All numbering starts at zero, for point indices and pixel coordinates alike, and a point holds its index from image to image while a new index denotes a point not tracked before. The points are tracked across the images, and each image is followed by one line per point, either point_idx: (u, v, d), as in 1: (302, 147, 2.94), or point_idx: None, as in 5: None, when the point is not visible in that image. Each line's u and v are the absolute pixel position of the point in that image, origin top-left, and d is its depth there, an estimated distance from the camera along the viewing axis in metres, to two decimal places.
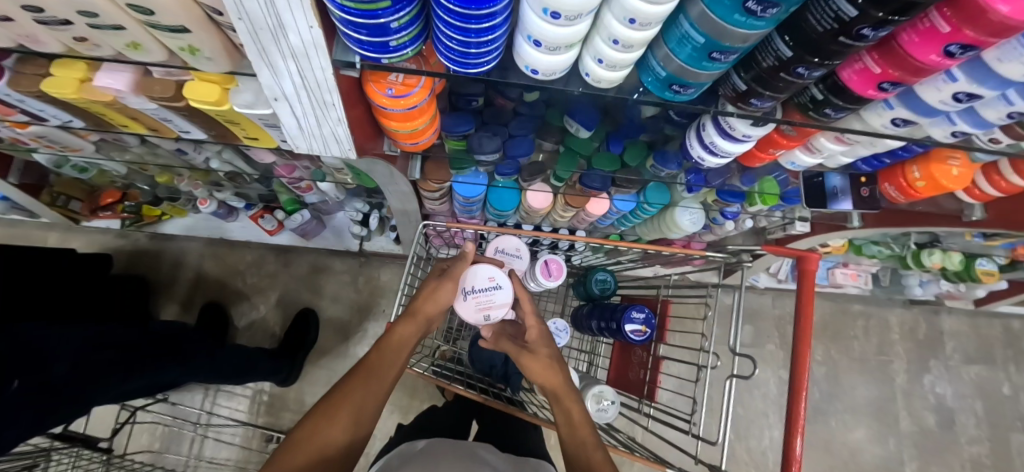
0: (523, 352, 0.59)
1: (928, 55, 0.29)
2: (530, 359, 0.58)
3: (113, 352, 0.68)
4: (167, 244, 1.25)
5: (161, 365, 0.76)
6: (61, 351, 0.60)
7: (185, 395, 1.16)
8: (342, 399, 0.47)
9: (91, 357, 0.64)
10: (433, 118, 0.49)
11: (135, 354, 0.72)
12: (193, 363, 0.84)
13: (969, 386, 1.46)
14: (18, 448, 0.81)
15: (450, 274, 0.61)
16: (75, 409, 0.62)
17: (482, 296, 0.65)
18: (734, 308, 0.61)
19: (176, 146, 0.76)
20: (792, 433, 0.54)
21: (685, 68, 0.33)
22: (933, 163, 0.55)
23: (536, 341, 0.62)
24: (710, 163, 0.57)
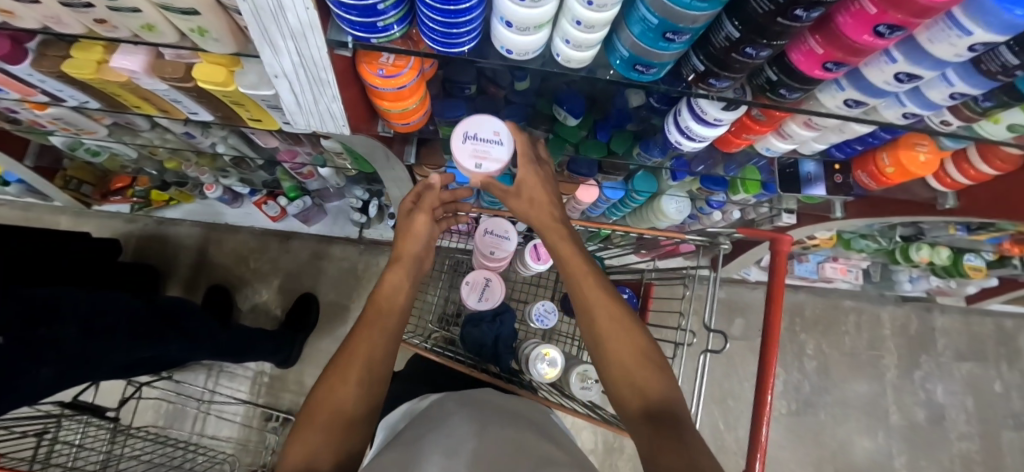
0: (509, 195, 0.64)
1: (861, 36, 0.32)
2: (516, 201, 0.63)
3: (118, 320, 0.71)
4: (175, 229, 1.30)
5: (163, 337, 0.79)
6: (71, 312, 0.64)
7: (190, 374, 1.21)
8: (351, 352, 0.49)
9: (97, 322, 0.67)
10: (422, 99, 0.53)
11: (140, 324, 0.75)
12: (196, 340, 0.87)
13: (959, 383, 1.47)
14: (31, 415, 0.85)
15: (421, 206, 0.67)
16: (76, 370, 0.65)
17: (480, 145, 0.60)
18: (709, 289, 0.63)
19: (185, 130, 0.80)
20: (759, 421, 0.57)
21: (645, 49, 0.36)
22: (902, 149, 0.58)
23: (527, 183, 0.64)
24: (688, 148, 0.60)
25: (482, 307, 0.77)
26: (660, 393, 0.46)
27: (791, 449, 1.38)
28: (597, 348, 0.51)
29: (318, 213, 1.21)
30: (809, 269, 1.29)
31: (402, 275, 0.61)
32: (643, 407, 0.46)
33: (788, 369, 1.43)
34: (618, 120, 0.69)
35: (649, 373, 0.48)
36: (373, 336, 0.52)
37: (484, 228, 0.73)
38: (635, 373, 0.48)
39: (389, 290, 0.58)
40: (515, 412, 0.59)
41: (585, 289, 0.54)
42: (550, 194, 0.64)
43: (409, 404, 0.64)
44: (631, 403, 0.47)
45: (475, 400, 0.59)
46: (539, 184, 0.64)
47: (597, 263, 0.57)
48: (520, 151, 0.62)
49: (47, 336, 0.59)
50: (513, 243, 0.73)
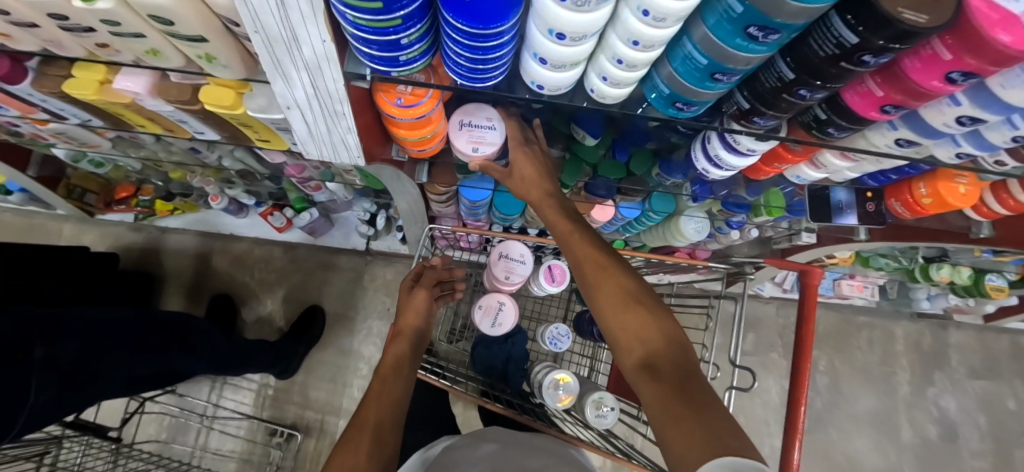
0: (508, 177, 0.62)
1: (929, 81, 0.29)
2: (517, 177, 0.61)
3: (121, 334, 0.68)
4: (178, 238, 1.28)
5: (167, 350, 0.77)
6: (71, 331, 0.61)
7: (193, 387, 1.19)
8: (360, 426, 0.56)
9: (97, 337, 0.64)
10: (440, 126, 0.50)
11: (143, 337, 0.72)
12: (198, 351, 0.84)
13: (973, 400, 1.44)
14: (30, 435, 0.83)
15: (422, 282, 0.73)
16: (83, 391, 0.63)
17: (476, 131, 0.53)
18: (736, 320, 0.62)
19: (190, 145, 0.78)
20: (792, 437, 0.54)
21: (688, 87, 0.34)
22: (939, 180, 0.55)
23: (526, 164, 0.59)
24: (715, 176, 0.58)
25: (495, 332, 0.74)
26: (663, 341, 0.44)
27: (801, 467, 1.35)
28: (591, 300, 0.50)
29: (324, 225, 1.19)
30: (825, 285, 1.26)
31: (404, 346, 0.68)
32: (644, 355, 0.44)
33: None
34: (636, 139, 0.66)
35: (641, 316, 0.46)
36: (379, 408, 0.58)
37: (500, 253, 0.72)
38: (627, 317, 0.47)
39: (393, 361, 0.65)
40: (529, 447, 0.58)
41: (575, 250, 0.54)
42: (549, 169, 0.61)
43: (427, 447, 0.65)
44: (631, 353, 0.45)
45: (484, 441, 0.59)
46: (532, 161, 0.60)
47: (587, 225, 0.57)
48: (537, 178, 0.60)
49: (47, 356, 0.56)
50: (529, 267, 0.71)
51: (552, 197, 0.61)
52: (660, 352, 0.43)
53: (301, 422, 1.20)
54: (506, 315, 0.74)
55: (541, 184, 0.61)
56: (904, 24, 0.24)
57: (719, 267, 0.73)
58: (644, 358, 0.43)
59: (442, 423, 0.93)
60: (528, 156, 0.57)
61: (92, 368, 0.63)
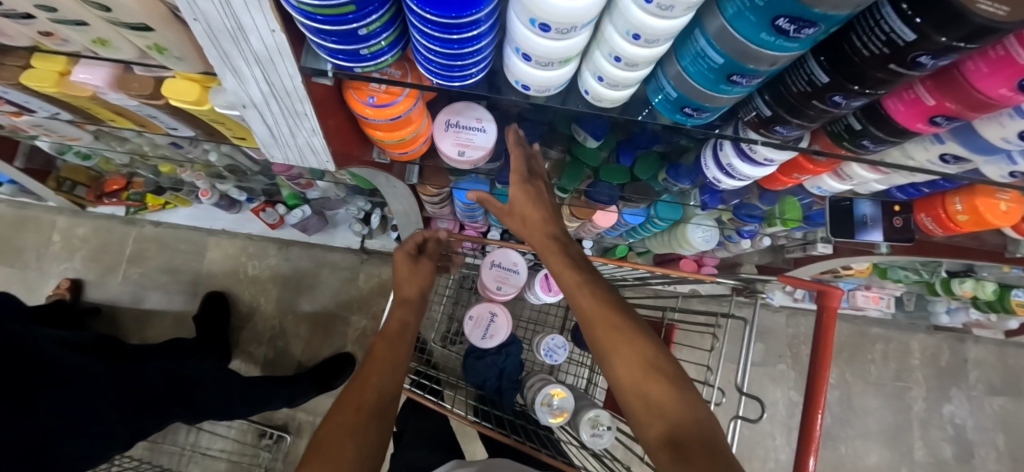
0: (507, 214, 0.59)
1: (995, 89, 0.24)
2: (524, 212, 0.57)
3: (104, 387, 0.66)
4: (169, 232, 1.24)
5: (168, 411, 0.76)
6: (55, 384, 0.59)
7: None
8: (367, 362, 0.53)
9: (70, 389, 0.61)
10: (422, 127, 0.45)
11: (139, 387, 0.71)
12: (199, 409, 0.82)
13: (991, 419, 1.37)
14: None
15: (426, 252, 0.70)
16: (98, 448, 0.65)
17: (461, 133, 0.49)
18: (747, 340, 0.57)
19: (172, 140, 0.75)
20: (806, 450, 0.49)
21: (698, 91, 0.29)
22: (978, 196, 0.49)
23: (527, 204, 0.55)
24: (726, 186, 0.53)
25: (486, 345, 0.70)
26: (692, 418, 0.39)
27: None
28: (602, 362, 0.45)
29: (318, 222, 1.15)
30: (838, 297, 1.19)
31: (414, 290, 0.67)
32: (666, 431, 0.39)
33: None
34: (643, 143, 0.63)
35: (664, 386, 0.42)
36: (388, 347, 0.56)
37: (492, 260, 0.67)
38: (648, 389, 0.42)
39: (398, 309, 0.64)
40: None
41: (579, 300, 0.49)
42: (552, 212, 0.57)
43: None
44: (651, 427, 0.40)
45: None
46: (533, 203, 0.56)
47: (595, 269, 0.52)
48: (539, 219, 0.56)
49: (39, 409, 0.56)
50: (523, 277, 0.66)
51: (553, 239, 0.56)
52: (686, 429, 0.38)
53: (292, 423, 1.19)
54: (497, 323, 0.70)
55: (543, 225, 0.57)
56: (980, 19, 0.18)
57: (728, 282, 0.68)
58: (668, 435, 0.38)
59: (432, 434, 0.90)
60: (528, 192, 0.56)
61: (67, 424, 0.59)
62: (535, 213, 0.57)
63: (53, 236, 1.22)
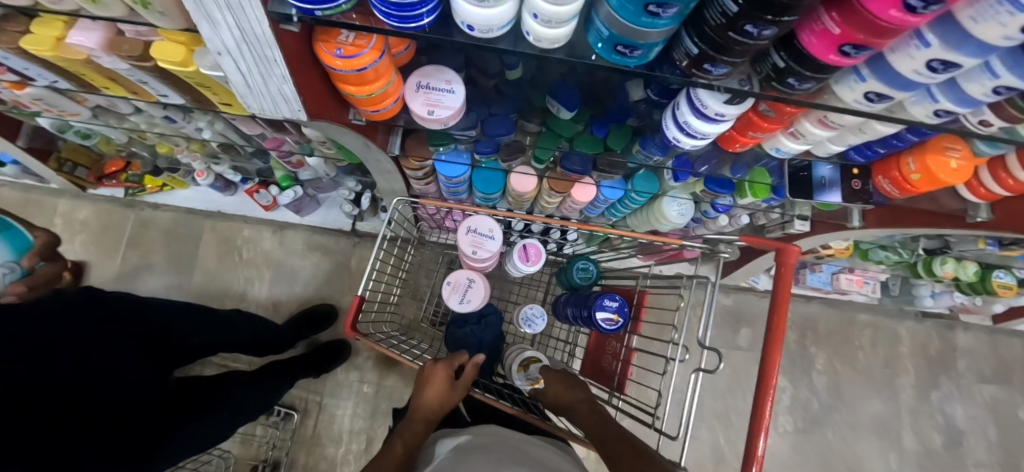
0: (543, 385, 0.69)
1: (885, 12, 0.26)
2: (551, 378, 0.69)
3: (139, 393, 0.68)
4: (166, 214, 1.27)
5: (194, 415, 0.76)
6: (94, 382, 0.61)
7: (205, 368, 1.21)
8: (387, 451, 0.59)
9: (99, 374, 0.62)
10: (392, 82, 0.49)
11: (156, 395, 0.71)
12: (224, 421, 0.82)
13: (982, 408, 1.34)
14: None
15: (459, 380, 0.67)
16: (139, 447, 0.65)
17: (431, 93, 0.52)
18: (708, 300, 0.59)
19: (165, 114, 0.78)
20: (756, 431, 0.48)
21: (627, 27, 0.31)
22: (929, 154, 0.51)
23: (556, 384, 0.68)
24: (688, 146, 0.55)
25: (463, 309, 0.72)
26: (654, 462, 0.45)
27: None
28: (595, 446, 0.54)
29: (310, 204, 1.18)
30: (822, 279, 1.18)
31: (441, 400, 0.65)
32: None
33: (796, 383, 1.30)
34: (617, 116, 0.66)
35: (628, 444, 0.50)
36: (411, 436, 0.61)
37: (467, 226, 0.69)
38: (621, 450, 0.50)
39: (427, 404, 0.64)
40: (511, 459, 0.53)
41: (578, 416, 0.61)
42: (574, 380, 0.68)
43: (434, 442, 0.66)
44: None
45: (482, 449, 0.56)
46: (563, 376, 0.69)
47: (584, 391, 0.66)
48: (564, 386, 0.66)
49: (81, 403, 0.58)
50: (498, 242, 0.68)
51: (583, 402, 0.63)
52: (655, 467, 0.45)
53: (300, 402, 1.22)
54: (473, 288, 0.72)
55: (577, 396, 0.64)
56: None
57: (691, 245, 0.69)
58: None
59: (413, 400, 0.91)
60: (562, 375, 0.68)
61: (91, 417, 0.59)
62: (567, 390, 0.65)
63: (53, 219, 1.25)
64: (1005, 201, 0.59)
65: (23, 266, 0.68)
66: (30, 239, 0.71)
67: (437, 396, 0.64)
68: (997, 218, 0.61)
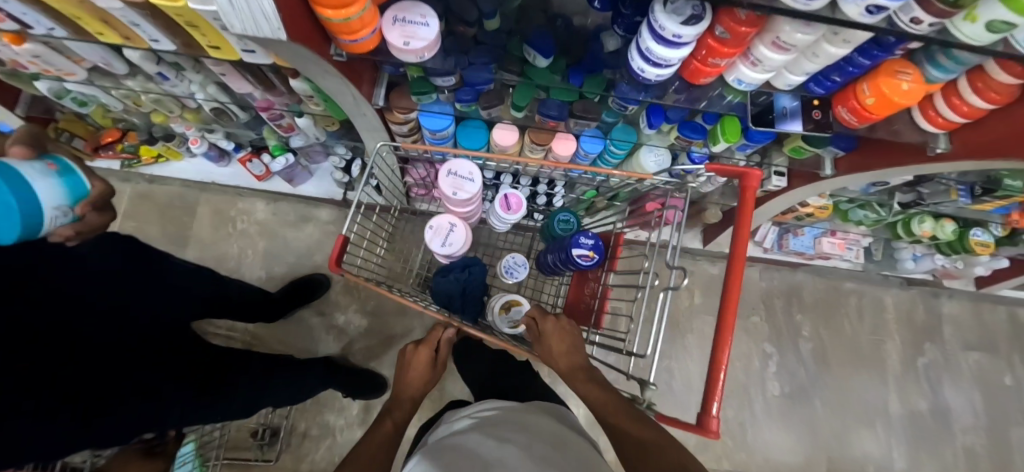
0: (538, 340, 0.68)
1: None
2: (548, 325, 0.67)
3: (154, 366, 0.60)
4: (161, 188, 1.30)
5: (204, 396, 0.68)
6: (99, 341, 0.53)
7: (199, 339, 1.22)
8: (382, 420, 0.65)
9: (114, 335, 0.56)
10: (366, 8, 0.50)
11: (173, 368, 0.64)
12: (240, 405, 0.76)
13: (967, 374, 1.35)
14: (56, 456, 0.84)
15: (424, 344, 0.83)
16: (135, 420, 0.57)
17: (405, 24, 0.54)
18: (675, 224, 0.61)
19: (158, 71, 0.81)
20: (719, 344, 0.52)
21: None
22: (882, 77, 0.53)
23: (554, 343, 0.65)
24: (651, 76, 0.58)
25: (445, 252, 0.75)
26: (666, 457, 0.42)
27: (785, 439, 1.26)
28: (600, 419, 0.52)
29: (302, 173, 1.21)
30: (804, 243, 1.20)
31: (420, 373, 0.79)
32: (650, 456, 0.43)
33: (784, 350, 1.31)
34: (592, 66, 0.67)
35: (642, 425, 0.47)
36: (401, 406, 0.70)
37: (447, 168, 0.72)
38: (628, 428, 0.48)
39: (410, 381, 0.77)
40: (498, 437, 0.52)
41: (577, 384, 0.59)
42: (573, 347, 0.65)
43: (448, 423, 0.70)
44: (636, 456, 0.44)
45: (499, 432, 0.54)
46: (565, 336, 0.66)
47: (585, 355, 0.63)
48: (565, 348, 0.64)
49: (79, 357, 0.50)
50: (477, 184, 0.71)
51: (582, 370, 0.61)
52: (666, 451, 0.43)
53: None
54: (454, 232, 0.75)
55: (571, 351, 0.64)
56: None
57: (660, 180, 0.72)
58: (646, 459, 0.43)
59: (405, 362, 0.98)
60: (556, 323, 0.67)
61: (103, 382, 0.52)
62: (560, 340, 0.66)
63: None
64: (963, 130, 0.62)
65: (77, 212, 0.43)
66: (89, 187, 0.45)
67: (422, 373, 0.79)
68: (956, 149, 0.63)
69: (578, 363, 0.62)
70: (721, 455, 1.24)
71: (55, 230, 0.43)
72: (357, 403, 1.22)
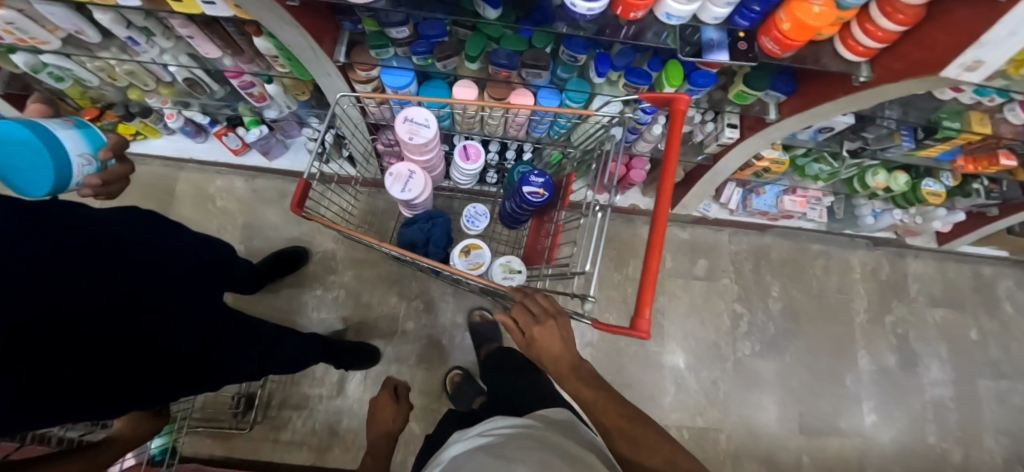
0: (525, 334, 0.55)
1: None
2: (539, 329, 0.54)
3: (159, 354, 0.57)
4: (141, 167, 1.32)
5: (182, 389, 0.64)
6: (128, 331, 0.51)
7: None
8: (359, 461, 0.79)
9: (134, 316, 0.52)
10: None
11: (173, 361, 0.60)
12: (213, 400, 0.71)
13: (933, 329, 1.39)
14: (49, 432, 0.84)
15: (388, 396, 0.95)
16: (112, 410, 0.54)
17: None
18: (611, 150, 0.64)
19: (129, 35, 0.84)
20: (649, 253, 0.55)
21: None
22: (795, 3, 0.57)
23: (543, 336, 0.54)
24: (584, 11, 0.61)
25: (405, 197, 0.79)
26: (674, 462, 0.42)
27: (757, 395, 1.30)
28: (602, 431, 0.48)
29: (278, 147, 1.25)
30: (767, 202, 1.21)
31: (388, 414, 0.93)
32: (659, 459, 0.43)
33: (753, 309, 1.34)
34: (540, 19, 0.70)
35: (647, 430, 0.45)
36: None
37: (404, 116, 0.75)
38: (636, 430, 0.46)
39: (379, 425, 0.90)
40: (500, 458, 0.40)
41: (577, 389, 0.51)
42: (566, 347, 0.54)
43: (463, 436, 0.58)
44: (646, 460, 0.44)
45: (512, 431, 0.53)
46: (554, 339, 0.54)
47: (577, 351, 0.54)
48: (558, 347, 0.53)
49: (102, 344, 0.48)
50: (433, 130, 0.74)
51: (575, 368, 0.52)
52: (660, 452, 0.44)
53: None
54: (413, 179, 0.78)
55: (565, 353, 0.53)
56: None
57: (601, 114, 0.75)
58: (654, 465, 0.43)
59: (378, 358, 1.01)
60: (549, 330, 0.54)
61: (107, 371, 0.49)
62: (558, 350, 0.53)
63: None
64: (882, 60, 0.66)
65: (100, 161, 0.54)
66: (104, 138, 0.56)
67: (390, 413, 0.93)
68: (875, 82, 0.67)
69: (571, 359, 0.53)
70: (695, 413, 1.27)
71: (85, 178, 0.54)
72: (336, 371, 1.24)
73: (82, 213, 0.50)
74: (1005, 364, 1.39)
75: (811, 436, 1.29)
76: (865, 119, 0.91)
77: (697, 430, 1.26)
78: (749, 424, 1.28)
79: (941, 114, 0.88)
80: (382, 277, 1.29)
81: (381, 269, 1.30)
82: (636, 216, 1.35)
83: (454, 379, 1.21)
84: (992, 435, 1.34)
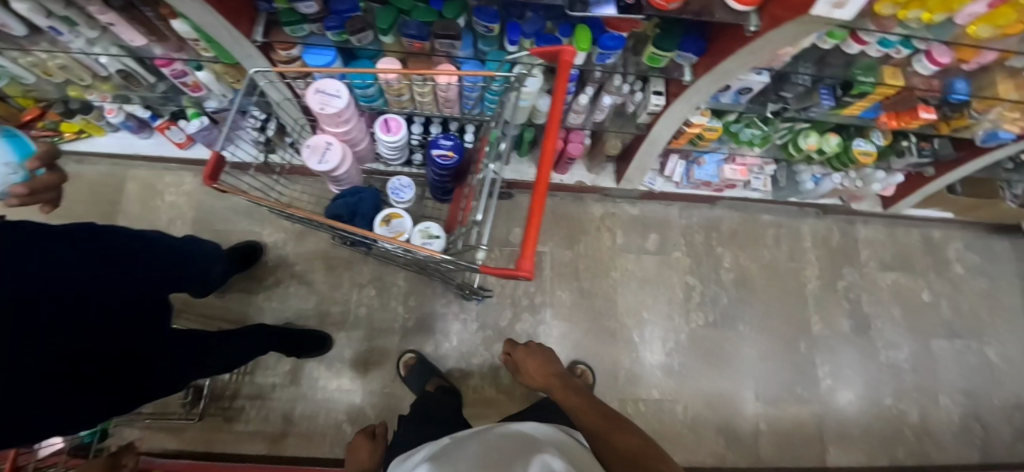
0: (518, 346, 0.88)
1: None
2: (523, 349, 0.86)
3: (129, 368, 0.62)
4: (90, 166, 1.33)
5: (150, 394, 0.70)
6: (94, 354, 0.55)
7: None
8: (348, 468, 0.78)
9: (107, 315, 0.55)
10: None
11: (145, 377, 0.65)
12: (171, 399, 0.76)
13: (886, 292, 1.41)
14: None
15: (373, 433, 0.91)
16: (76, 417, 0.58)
17: None
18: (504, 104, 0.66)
19: (51, 26, 0.85)
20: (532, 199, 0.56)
21: None
22: None
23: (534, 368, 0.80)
24: None
25: (322, 169, 0.79)
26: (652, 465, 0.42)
27: (712, 365, 1.30)
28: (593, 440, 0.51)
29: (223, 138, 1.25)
30: (709, 172, 1.24)
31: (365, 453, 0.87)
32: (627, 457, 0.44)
33: (705, 281, 1.35)
34: None
35: (634, 435, 0.48)
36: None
37: (316, 87, 0.76)
38: (622, 436, 0.48)
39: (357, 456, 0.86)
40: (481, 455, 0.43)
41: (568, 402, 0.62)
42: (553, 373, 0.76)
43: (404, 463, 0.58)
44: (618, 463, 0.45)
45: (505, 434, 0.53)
46: (547, 364, 0.80)
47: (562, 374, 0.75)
48: (537, 365, 0.81)
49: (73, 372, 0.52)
50: (343, 99, 0.76)
51: (556, 378, 0.74)
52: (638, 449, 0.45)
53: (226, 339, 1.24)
54: (332, 151, 0.80)
55: (542, 369, 0.79)
56: None
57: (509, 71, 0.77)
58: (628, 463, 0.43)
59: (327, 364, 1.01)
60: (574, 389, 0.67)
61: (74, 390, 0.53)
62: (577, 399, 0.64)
63: None
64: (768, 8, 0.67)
65: (25, 170, 0.58)
66: (32, 147, 0.60)
67: (364, 455, 0.87)
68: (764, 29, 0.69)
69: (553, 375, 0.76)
70: (651, 386, 1.27)
71: (9, 186, 0.58)
72: (289, 361, 1.24)
73: (95, 240, 0.56)
74: (957, 323, 1.41)
75: (768, 405, 1.30)
76: (782, 78, 0.93)
77: (653, 403, 1.26)
78: (706, 395, 1.28)
79: (855, 70, 0.89)
80: (333, 265, 1.29)
81: (332, 257, 1.30)
82: (585, 194, 1.36)
83: (407, 362, 1.22)
84: (947, 393, 1.36)
